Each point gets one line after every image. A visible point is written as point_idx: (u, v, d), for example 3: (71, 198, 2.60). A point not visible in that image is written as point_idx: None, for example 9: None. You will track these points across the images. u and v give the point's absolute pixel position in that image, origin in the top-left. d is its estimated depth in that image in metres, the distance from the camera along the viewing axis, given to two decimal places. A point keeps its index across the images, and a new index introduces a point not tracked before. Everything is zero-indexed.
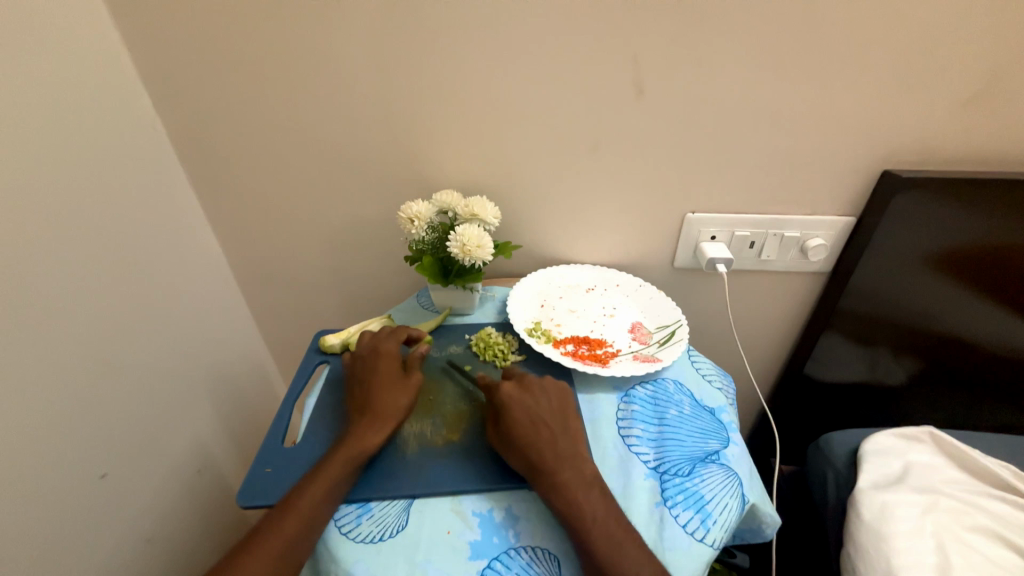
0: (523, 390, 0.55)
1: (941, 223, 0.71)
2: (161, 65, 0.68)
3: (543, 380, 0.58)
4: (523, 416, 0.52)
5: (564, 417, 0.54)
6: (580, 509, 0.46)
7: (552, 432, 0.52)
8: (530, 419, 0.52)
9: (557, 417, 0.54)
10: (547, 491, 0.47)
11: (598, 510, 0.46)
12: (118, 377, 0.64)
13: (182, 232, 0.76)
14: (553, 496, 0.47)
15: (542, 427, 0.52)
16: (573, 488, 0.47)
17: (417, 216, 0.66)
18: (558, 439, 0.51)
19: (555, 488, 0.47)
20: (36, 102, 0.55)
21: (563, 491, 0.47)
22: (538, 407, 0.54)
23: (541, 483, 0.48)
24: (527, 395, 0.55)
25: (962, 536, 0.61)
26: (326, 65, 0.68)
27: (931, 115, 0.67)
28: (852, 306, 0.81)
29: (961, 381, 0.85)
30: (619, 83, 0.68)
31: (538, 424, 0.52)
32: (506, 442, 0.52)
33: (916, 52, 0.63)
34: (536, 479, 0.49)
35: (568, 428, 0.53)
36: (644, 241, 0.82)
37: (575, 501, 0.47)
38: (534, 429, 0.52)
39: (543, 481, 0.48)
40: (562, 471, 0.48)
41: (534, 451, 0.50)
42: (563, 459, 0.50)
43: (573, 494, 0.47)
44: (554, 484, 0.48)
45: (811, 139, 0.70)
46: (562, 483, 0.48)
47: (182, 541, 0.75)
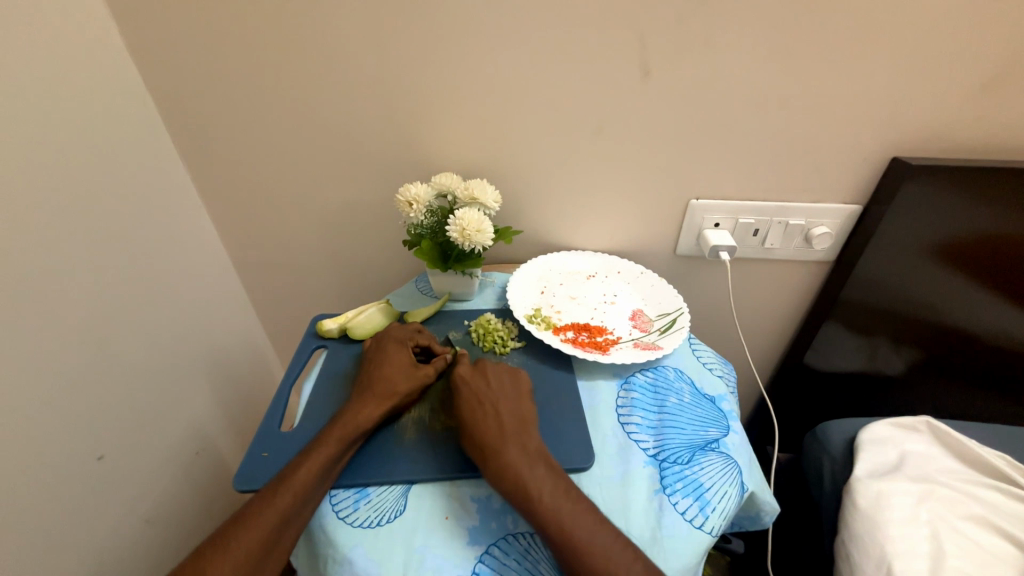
0: (472, 374, 0.55)
1: (949, 213, 0.70)
2: (150, 39, 0.65)
3: (499, 364, 0.57)
4: (468, 395, 0.52)
5: (517, 397, 0.53)
6: (526, 486, 0.45)
7: (500, 411, 0.51)
8: (476, 399, 0.52)
9: (506, 399, 0.53)
10: (492, 471, 0.46)
11: (546, 488, 0.45)
12: (117, 361, 0.64)
13: (176, 213, 0.75)
14: (497, 474, 0.46)
15: (489, 405, 0.51)
16: (516, 465, 0.46)
17: (416, 199, 0.64)
18: (503, 417, 0.50)
19: (501, 467, 0.46)
20: (20, 75, 0.52)
21: (508, 469, 0.46)
22: (487, 389, 0.53)
23: (487, 461, 0.47)
24: (478, 377, 0.54)
25: (954, 524, 0.62)
26: (323, 42, 0.66)
27: (945, 103, 0.66)
28: (855, 295, 0.80)
29: (959, 373, 0.85)
30: (625, 64, 0.66)
31: (484, 404, 0.52)
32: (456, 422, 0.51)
33: (933, 36, 0.61)
34: (482, 458, 0.48)
35: (517, 409, 0.52)
36: (646, 228, 0.81)
37: (522, 479, 0.45)
38: (481, 410, 0.51)
39: (489, 460, 0.47)
40: (505, 450, 0.47)
41: (478, 432, 0.49)
42: (510, 437, 0.49)
43: (519, 471, 0.46)
44: (500, 463, 0.46)
45: (821, 125, 0.69)
46: (505, 461, 0.46)
47: (181, 523, 0.76)
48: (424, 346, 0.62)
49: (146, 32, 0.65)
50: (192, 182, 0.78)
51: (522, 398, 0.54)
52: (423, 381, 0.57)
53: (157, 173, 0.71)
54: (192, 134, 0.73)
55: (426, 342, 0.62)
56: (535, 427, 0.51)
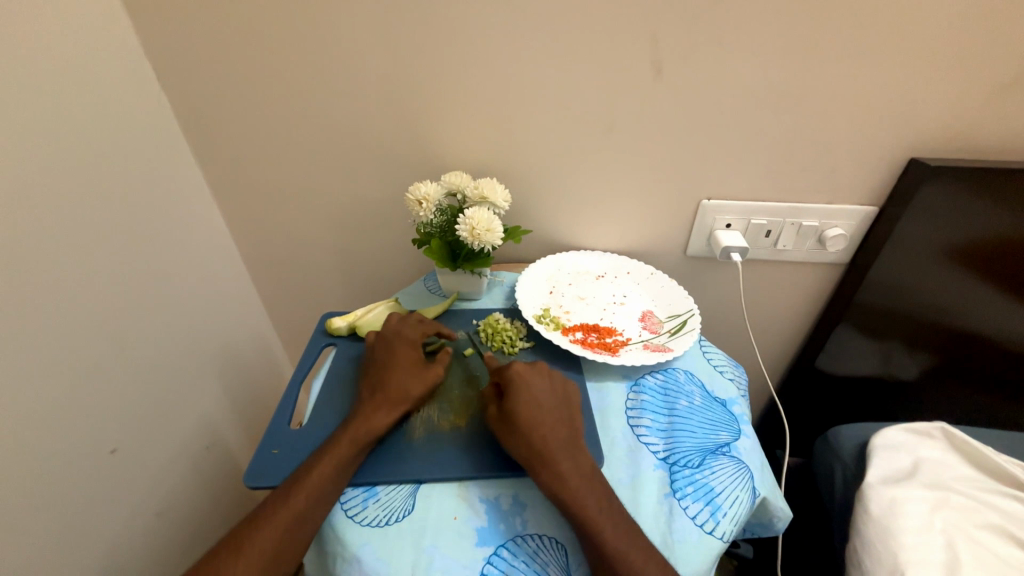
0: (533, 373, 0.54)
1: (967, 215, 0.69)
2: (164, 37, 0.66)
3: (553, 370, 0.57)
4: (528, 397, 0.51)
5: (567, 406, 0.53)
6: (582, 501, 0.45)
7: (556, 420, 0.51)
8: (535, 404, 0.51)
9: (560, 406, 0.52)
10: (548, 479, 0.46)
11: (600, 505, 0.45)
12: (128, 356, 0.64)
13: (188, 209, 0.75)
14: (554, 482, 0.46)
15: (549, 412, 0.51)
16: (573, 479, 0.46)
17: (426, 198, 0.64)
18: (560, 428, 0.50)
19: (558, 478, 0.46)
20: (36, 72, 0.53)
21: (566, 482, 0.46)
22: (543, 394, 0.52)
23: (542, 469, 0.47)
24: (537, 378, 0.54)
25: (971, 533, 0.61)
26: (333, 40, 0.66)
27: (964, 103, 0.64)
28: (868, 298, 0.79)
29: (976, 379, 0.83)
30: (637, 62, 0.65)
31: (541, 411, 0.51)
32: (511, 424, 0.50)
33: (952, 35, 0.60)
34: (537, 466, 0.47)
35: (572, 420, 0.52)
36: (656, 228, 0.80)
37: (578, 492, 0.46)
38: (538, 417, 0.50)
39: (546, 470, 0.47)
40: (563, 461, 0.47)
41: (537, 440, 0.48)
42: (566, 449, 0.49)
43: (576, 485, 0.46)
44: (557, 475, 0.46)
45: (836, 125, 0.68)
46: (564, 473, 0.46)
47: (192, 518, 0.77)
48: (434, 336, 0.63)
49: (160, 30, 0.65)
50: (204, 179, 0.78)
51: (572, 407, 0.53)
52: (434, 381, 0.56)
53: (169, 170, 0.72)
54: (204, 131, 0.74)
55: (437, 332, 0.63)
56: (582, 438, 0.51)
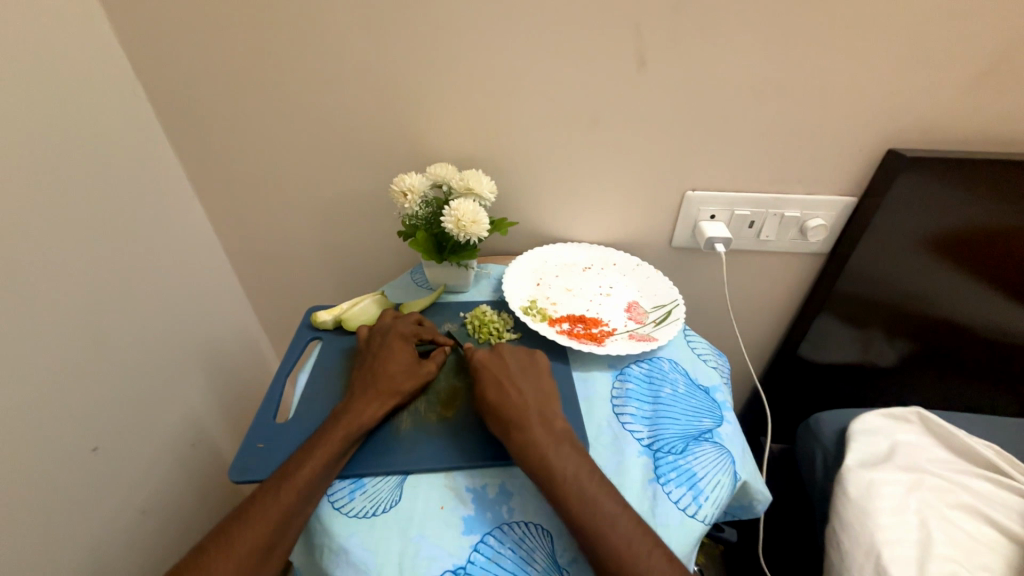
0: (491, 356, 0.56)
1: (942, 204, 0.70)
2: (140, 26, 0.64)
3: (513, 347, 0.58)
4: (491, 377, 0.53)
5: (536, 380, 0.54)
6: (552, 467, 0.46)
7: (524, 393, 0.52)
8: (498, 381, 0.53)
9: (526, 380, 0.54)
10: (517, 448, 0.48)
11: (569, 467, 0.46)
12: (110, 353, 0.63)
13: (169, 204, 0.74)
14: (521, 452, 0.47)
15: (513, 389, 0.52)
16: (541, 446, 0.47)
17: (410, 189, 0.64)
18: (527, 399, 0.52)
19: (525, 446, 0.47)
20: (6, 60, 0.51)
21: (532, 449, 0.47)
22: (508, 372, 0.54)
23: (512, 441, 0.48)
24: (496, 358, 0.56)
25: (945, 513, 0.63)
26: (315, 30, 0.64)
27: (941, 95, 0.66)
28: (849, 287, 0.81)
29: (951, 364, 0.86)
30: (623, 53, 0.65)
31: (506, 386, 0.53)
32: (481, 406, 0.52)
33: (931, 29, 0.61)
34: (508, 438, 0.49)
35: (538, 391, 0.53)
36: (641, 220, 0.81)
37: (547, 461, 0.46)
38: (504, 392, 0.52)
39: (512, 439, 0.48)
40: (529, 430, 0.48)
41: (503, 412, 0.50)
42: (535, 417, 0.50)
43: (543, 451, 0.47)
44: (524, 443, 0.48)
45: (819, 117, 0.69)
46: (531, 442, 0.47)
47: (177, 515, 0.76)
48: (428, 341, 0.62)
49: (135, 18, 0.63)
50: (185, 173, 0.77)
51: (541, 374, 0.55)
52: (425, 379, 0.57)
53: (148, 162, 0.70)
54: (184, 123, 0.72)
55: (430, 335, 0.62)
56: (555, 402, 0.53)
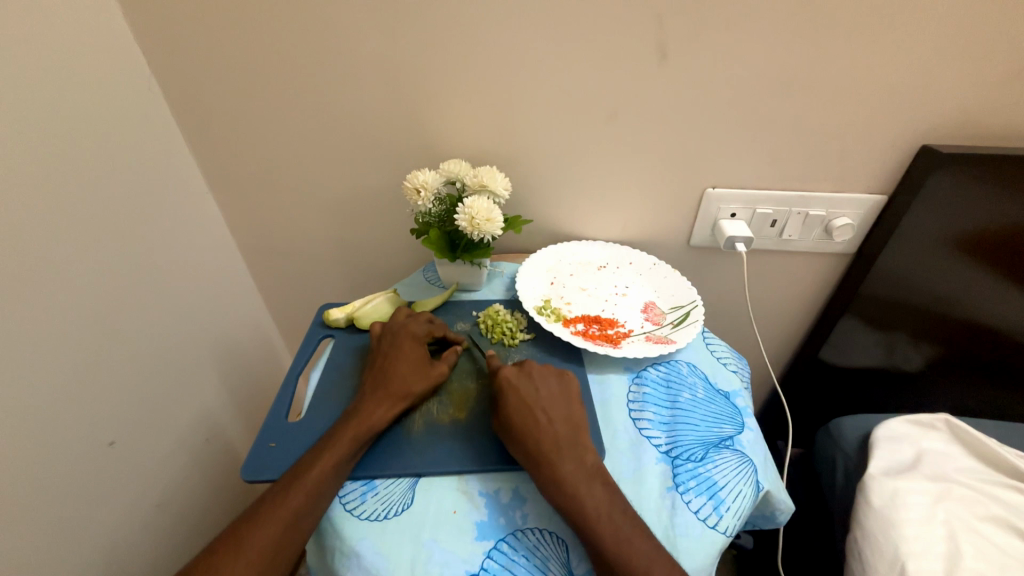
0: (520, 377, 0.53)
1: (978, 204, 0.67)
2: (153, 19, 0.63)
3: (542, 367, 0.56)
4: (520, 403, 0.51)
5: (566, 404, 0.52)
6: (585, 506, 0.44)
7: (553, 421, 0.50)
8: (527, 408, 0.50)
9: (557, 405, 0.52)
10: (548, 483, 0.46)
11: (603, 506, 0.44)
12: (125, 348, 0.63)
13: (182, 199, 0.74)
14: (554, 488, 0.45)
15: (542, 415, 0.50)
16: (573, 482, 0.46)
17: (424, 185, 0.63)
18: (555, 427, 0.50)
19: (558, 482, 0.46)
20: (19, 55, 0.51)
21: (565, 486, 0.45)
22: (536, 395, 0.52)
23: (542, 474, 0.46)
24: (526, 381, 0.53)
25: (973, 524, 0.60)
26: (327, 23, 0.63)
27: (980, 88, 0.62)
28: (875, 289, 0.78)
29: (981, 370, 0.82)
30: (641, 46, 0.63)
31: (536, 413, 0.50)
32: (508, 432, 0.50)
33: (971, 17, 0.57)
34: (536, 470, 0.47)
35: (567, 417, 0.51)
36: (659, 218, 0.79)
37: (578, 496, 0.45)
38: (534, 420, 0.50)
39: (543, 473, 0.46)
40: (562, 464, 0.47)
41: (533, 443, 0.48)
42: (566, 450, 0.48)
43: (576, 488, 0.45)
44: (556, 478, 0.46)
45: (848, 111, 0.66)
46: (563, 477, 0.46)
47: (192, 509, 0.77)
48: (439, 338, 0.61)
49: (148, 12, 0.63)
50: (198, 168, 0.77)
51: (572, 402, 0.53)
52: (437, 380, 0.56)
53: (162, 158, 0.70)
54: (198, 119, 0.72)
55: (441, 333, 0.61)
56: (586, 430, 0.51)
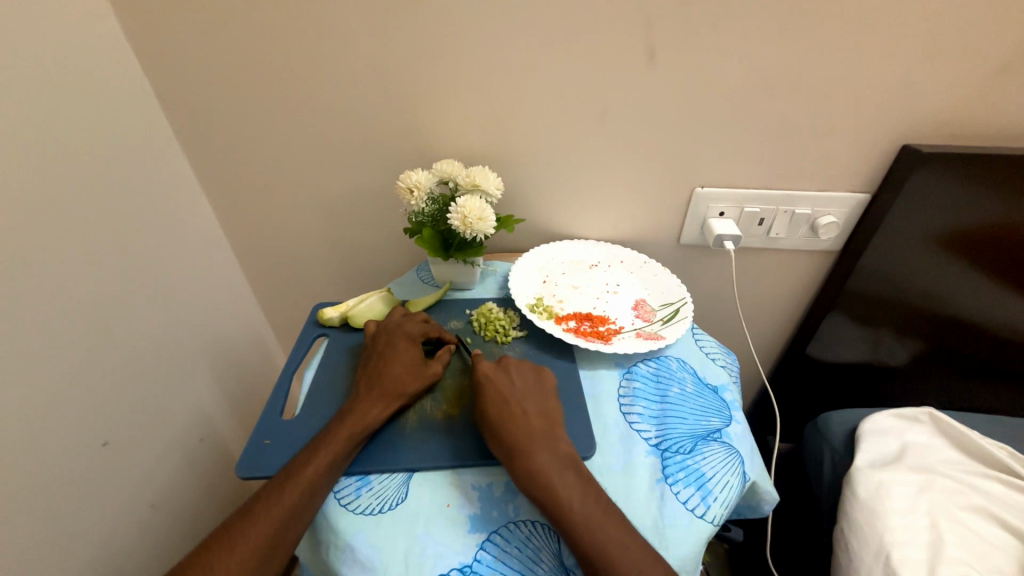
0: (497, 373, 0.54)
1: (957, 202, 0.69)
2: (146, 21, 0.64)
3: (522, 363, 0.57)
4: (496, 396, 0.52)
5: (543, 400, 0.53)
6: (557, 495, 0.45)
7: (528, 413, 0.51)
8: (503, 401, 0.51)
9: (534, 400, 0.53)
10: (522, 474, 0.46)
11: (575, 496, 0.45)
12: (119, 348, 0.64)
13: (176, 200, 0.74)
14: (528, 479, 0.46)
15: (517, 408, 0.51)
16: (547, 473, 0.46)
17: (417, 185, 0.63)
18: (530, 419, 0.51)
19: (531, 472, 0.46)
20: (10, 53, 0.51)
21: (538, 476, 0.46)
22: (513, 390, 0.53)
23: (517, 466, 0.47)
24: (503, 377, 0.54)
25: (956, 515, 0.62)
26: (320, 25, 0.64)
27: (957, 90, 0.64)
28: (860, 285, 0.79)
29: (963, 364, 0.84)
30: (631, 48, 0.64)
31: (512, 406, 0.51)
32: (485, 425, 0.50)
33: (947, 22, 0.59)
34: (511, 462, 0.47)
35: (545, 411, 0.52)
36: (649, 217, 0.80)
37: (553, 487, 0.45)
38: (509, 412, 0.50)
39: (517, 464, 0.47)
40: (537, 455, 0.47)
41: (507, 435, 0.49)
42: (540, 442, 0.49)
43: (549, 478, 0.46)
44: (530, 469, 0.46)
45: (831, 112, 0.67)
46: (537, 468, 0.46)
47: (186, 510, 0.77)
48: (434, 338, 0.62)
49: (140, 11, 0.63)
50: (192, 169, 0.77)
51: (546, 398, 0.54)
52: (431, 380, 0.56)
53: (155, 158, 0.70)
54: (191, 120, 0.72)
55: (436, 334, 0.62)
56: (559, 426, 0.52)
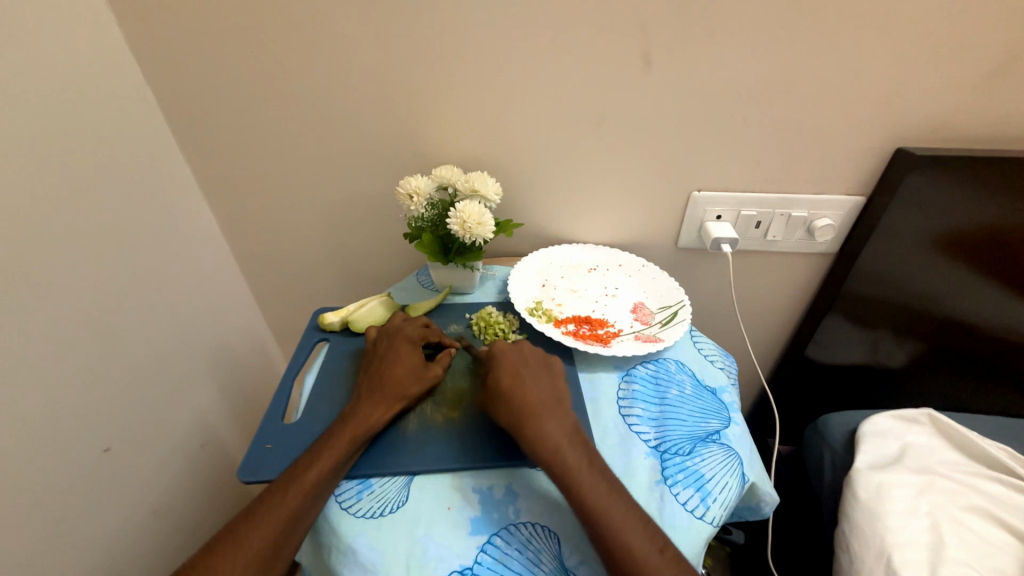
0: (513, 348, 0.57)
1: (952, 204, 0.69)
2: (149, 33, 0.65)
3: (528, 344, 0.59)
4: (510, 368, 0.54)
5: (555, 377, 0.55)
6: (563, 460, 0.47)
7: (539, 385, 0.53)
8: (515, 373, 0.54)
9: (545, 375, 0.55)
10: (530, 436, 0.49)
11: (579, 464, 0.47)
12: (120, 355, 0.64)
13: (178, 207, 0.75)
14: (536, 440, 0.48)
15: (528, 379, 0.54)
16: (555, 439, 0.48)
17: (416, 191, 0.64)
18: (540, 393, 0.52)
19: (538, 433, 0.49)
20: (14, 61, 0.52)
21: (545, 439, 0.48)
22: (526, 366, 0.55)
23: (525, 429, 0.49)
24: (517, 352, 0.57)
25: (957, 516, 0.62)
26: (320, 35, 0.65)
27: (947, 94, 0.65)
28: (858, 287, 0.80)
29: (962, 365, 0.85)
30: (626, 56, 0.65)
31: (524, 377, 0.54)
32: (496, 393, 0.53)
33: (935, 28, 0.60)
34: (520, 427, 0.49)
35: (555, 384, 0.55)
36: (646, 221, 0.81)
37: (559, 451, 0.47)
38: (521, 382, 0.53)
39: (526, 428, 0.49)
40: (545, 420, 0.50)
41: (518, 401, 0.51)
42: (548, 409, 0.51)
43: (556, 443, 0.48)
44: (538, 431, 0.49)
45: (824, 117, 0.68)
46: (545, 431, 0.49)
47: (186, 516, 0.77)
48: (434, 342, 0.62)
49: (144, 20, 0.64)
50: (193, 177, 0.78)
51: (555, 376, 0.56)
52: (431, 383, 0.57)
53: (157, 166, 0.71)
54: (193, 129, 0.73)
55: (437, 338, 0.62)
56: (567, 403, 0.53)
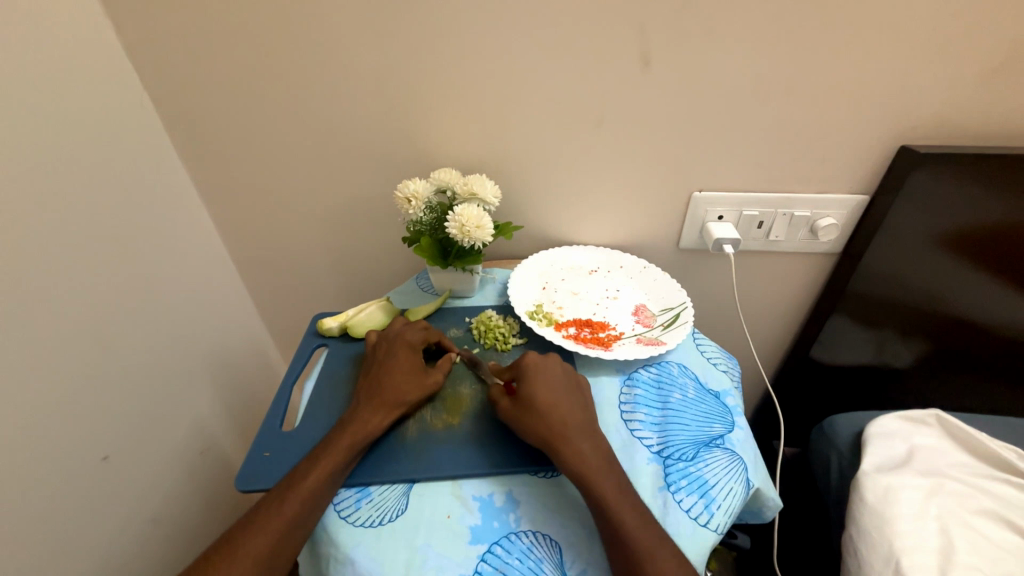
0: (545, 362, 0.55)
1: (957, 202, 0.68)
2: (145, 38, 0.65)
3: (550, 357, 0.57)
4: (546, 386, 0.52)
5: (583, 394, 0.54)
6: (598, 484, 0.46)
7: (572, 405, 0.52)
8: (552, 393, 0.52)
9: (575, 391, 0.53)
10: (567, 460, 0.47)
11: (609, 486, 0.46)
12: (119, 362, 0.64)
13: (175, 213, 0.74)
14: (574, 464, 0.47)
15: (563, 399, 0.52)
16: (591, 463, 0.47)
17: (415, 195, 0.63)
18: (574, 411, 0.51)
19: (578, 458, 0.47)
20: (8, 68, 0.51)
21: (584, 463, 0.47)
22: (559, 384, 0.53)
23: (562, 453, 0.48)
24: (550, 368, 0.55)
25: (966, 519, 0.61)
26: (315, 38, 0.65)
27: (951, 90, 0.64)
28: (862, 287, 0.79)
29: (969, 365, 0.83)
30: (624, 55, 0.64)
31: (558, 397, 0.52)
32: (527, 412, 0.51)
33: (938, 23, 0.60)
34: (556, 450, 0.48)
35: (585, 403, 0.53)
36: (647, 222, 0.80)
37: (595, 476, 0.46)
38: (556, 402, 0.51)
39: (562, 452, 0.48)
40: (581, 443, 0.48)
41: (555, 423, 0.49)
42: (582, 431, 0.50)
43: (592, 467, 0.47)
44: (576, 455, 0.47)
45: (826, 115, 0.67)
46: (582, 455, 0.47)
47: (186, 523, 0.76)
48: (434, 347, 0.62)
49: (140, 26, 0.64)
50: (191, 183, 0.77)
51: (587, 397, 0.54)
52: (431, 389, 0.56)
53: (154, 172, 0.71)
54: (190, 134, 0.73)
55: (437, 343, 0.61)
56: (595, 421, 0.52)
